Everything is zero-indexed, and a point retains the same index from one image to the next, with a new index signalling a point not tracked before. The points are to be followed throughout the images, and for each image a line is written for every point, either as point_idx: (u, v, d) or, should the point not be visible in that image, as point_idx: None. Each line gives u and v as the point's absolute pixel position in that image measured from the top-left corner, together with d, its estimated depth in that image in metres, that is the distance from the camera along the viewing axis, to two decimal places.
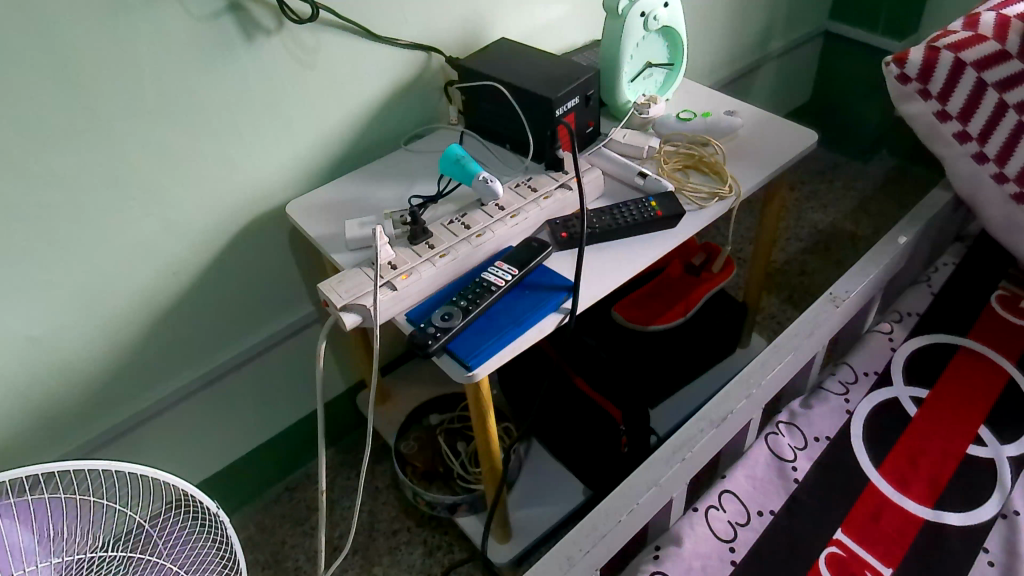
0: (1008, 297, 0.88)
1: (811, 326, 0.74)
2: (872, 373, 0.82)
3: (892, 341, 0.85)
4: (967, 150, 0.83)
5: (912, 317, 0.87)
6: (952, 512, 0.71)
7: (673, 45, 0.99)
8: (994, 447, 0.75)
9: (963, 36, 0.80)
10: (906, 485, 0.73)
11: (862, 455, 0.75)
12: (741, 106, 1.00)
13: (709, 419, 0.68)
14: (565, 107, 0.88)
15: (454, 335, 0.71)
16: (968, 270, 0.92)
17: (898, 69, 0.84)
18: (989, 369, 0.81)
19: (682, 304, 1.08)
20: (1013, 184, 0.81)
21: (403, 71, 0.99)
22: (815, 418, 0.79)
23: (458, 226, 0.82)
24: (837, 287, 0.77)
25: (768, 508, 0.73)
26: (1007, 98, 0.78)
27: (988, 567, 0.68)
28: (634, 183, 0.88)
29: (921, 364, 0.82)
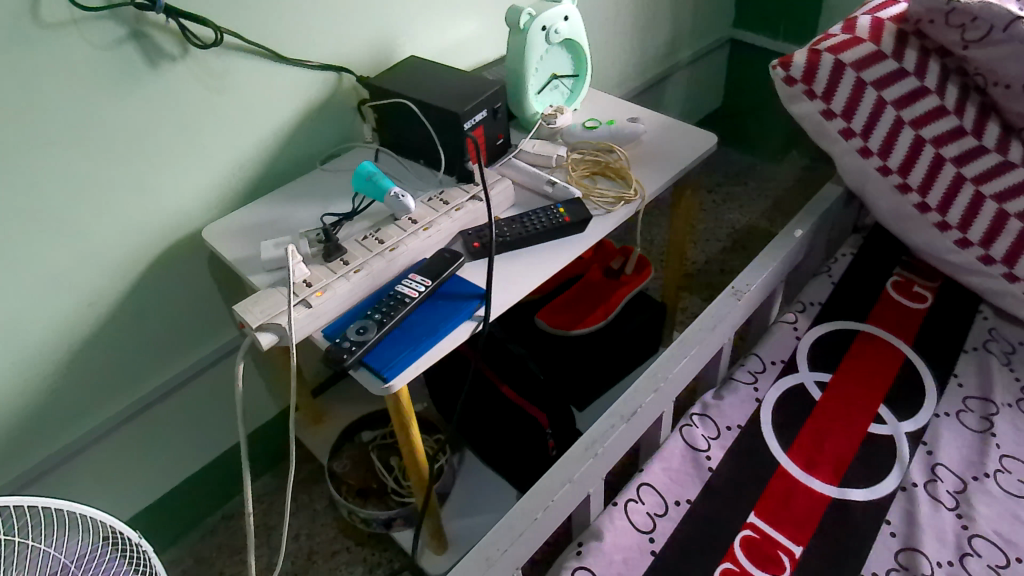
0: (902, 282, 0.93)
1: (714, 320, 0.77)
2: (778, 362, 0.86)
3: (796, 330, 0.89)
4: (852, 145, 0.87)
5: (814, 307, 0.91)
6: (856, 488, 0.74)
7: (577, 58, 1.02)
8: (893, 424, 0.79)
9: (842, 39, 0.85)
10: (813, 466, 0.76)
11: (772, 440, 0.79)
12: (644, 113, 1.03)
13: (619, 415, 0.69)
14: (473, 120, 0.89)
15: (370, 348, 0.73)
16: (865, 259, 0.96)
17: (783, 73, 0.87)
18: (886, 351, 0.85)
19: (603, 308, 1.12)
20: (896, 175, 0.85)
21: (315, 92, 1.00)
22: (727, 408, 0.82)
23: (371, 242, 0.83)
24: (738, 280, 0.80)
25: (684, 498, 0.75)
26: (884, 95, 0.83)
27: (890, 538, 0.71)
28: (543, 191, 0.90)
29: (825, 351, 0.86)
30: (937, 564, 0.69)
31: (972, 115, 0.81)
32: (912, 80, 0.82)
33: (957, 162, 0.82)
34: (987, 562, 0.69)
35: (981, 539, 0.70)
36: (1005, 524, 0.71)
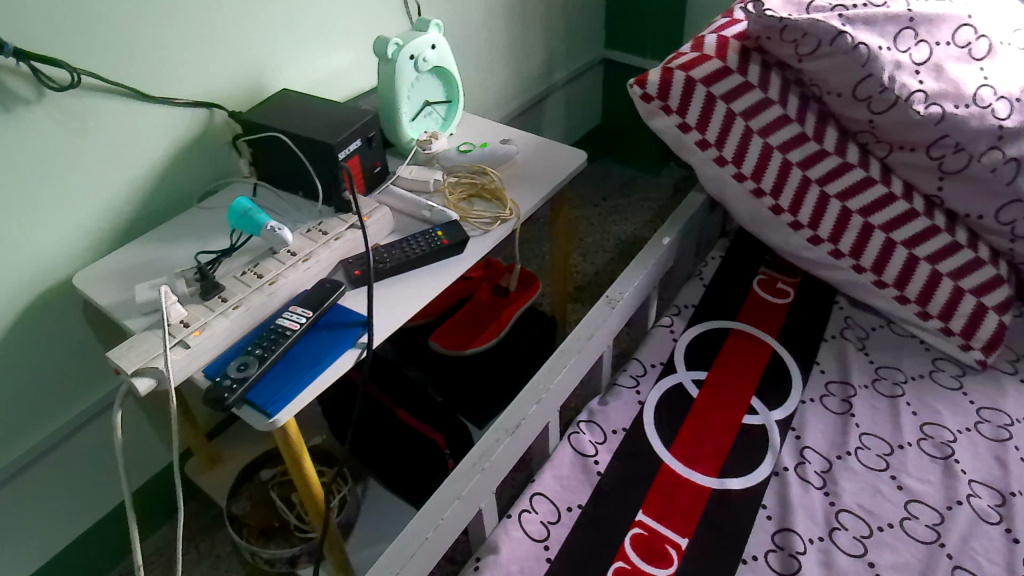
0: (767, 280, 0.99)
1: (590, 329, 0.80)
2: (658, 364, 0.90)
3: (673, 332, 0.94)
4: (708, 155, 0.92)
5: (688, 309, 0.96)
6: (733, 478, 0.78)
7: (448, 84, 1.04)
8: (764, 414, 0.84)
9: (692, 57, 0.91)
10: (694, 461, 0.80)
11: (655, 440, 0.82)
12: (516, 134, 1.06)
13: (503, 429, 0.71)
14: (348, 150, 0.90)
15: (252, 385, 0.72)
16: (732, 260, 1.02)
17: (640, 90, 0.92)
18: (755, 346, 0.91)
19: (495, 326, 1.15)
20: (750, 181, 0.91)
21: (185, 129, 0.99)
22: (612, 413, 0.86)
23: (250, 277, 0.82)
24: (612, 290, 0.84)
25: (576, 503, 0.78)
26: (733, 108, 0.89)
27: (766, 522, 0.75)
28: (422, 217, 0.93)
29: (700, 350, 0.91)
30: (809, 541, 0.73)
31: (812, 122, 0.88)
32: (756, 93, 0.89)
33: (802, 166, 0.88)
34: (853, 534, 0.73)
35: (847, 513, 0.74)
36: (867, 497, 0.75)
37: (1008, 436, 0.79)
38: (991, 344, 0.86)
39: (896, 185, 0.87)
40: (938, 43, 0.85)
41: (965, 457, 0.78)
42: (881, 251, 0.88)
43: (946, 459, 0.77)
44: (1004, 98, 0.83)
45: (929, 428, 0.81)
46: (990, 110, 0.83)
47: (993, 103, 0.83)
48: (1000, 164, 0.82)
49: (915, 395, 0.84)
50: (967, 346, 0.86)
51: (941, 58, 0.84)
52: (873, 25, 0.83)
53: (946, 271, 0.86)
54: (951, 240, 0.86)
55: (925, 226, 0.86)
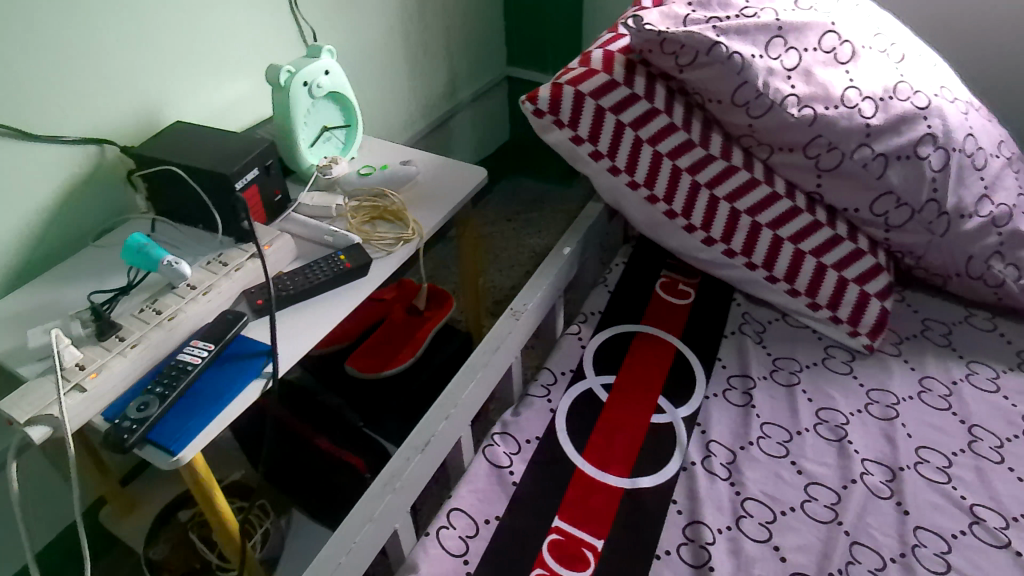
0: (669, 282, 1.02)
1: (495, 342, 0.81)
2: (567, 371, 0.92)
3: (580, 339, 0.96)
4: (602, 165, 0.95)
5: (595, 316, 0.99)
6: (644, 476, 0.80)
7: (346, 108, 1.05)
8: (670, 412, 0.86)
9: (580, 72, 0.94)
10: (606, 463, 0.81)
11: (567, 446, 0.84)
12: (415, 154, 1.08)
13: (413, 447, 0.72)
14: (245, 179, 0.90)
15: (153, 424, 0.70)
16: (635, 266, 1.05)
17: (531, 106, 0.94)
18: (659, 347, 0.94)
19: (410, 346, 1.17)
20: (643, 188, 0.94)
21: (74, 167, 0.96)
22: (525, 423, 0.87)
23: (148, 314, 0.81)
24: (515, 302, 0.86)
25: (493, 516, 0.78)
26: (622, 119, 0.92)
27: (677, 516, 0.76)
28: (324, 242, 0.93)
29: (607, 356, 0.93)
30: (718, 531, 0.74)
31: (698, 129, 0.93)
32: (643, 104, 0.92)
33: (691, 171, 0.92)
34: (759, 521, 0.75)
35: (752, 501, 0.76)
36: (770, 484, 0.78)
37: (896, 414, 0.82)
38: (876, 329, 0.90)
39: (779, 184, 0.92)
40: (806, 49, 0.89)
41: (858, 437, 0.80)
42: (769, 248, 0.92)
43: (840, 441, 0.80)
44: (869, 98, 0.88)
45: (824, 413, 0.84)
46: (856, 110, 0.87)
47: (859, 103, 0.87)
48: (870, 160, 0.87)
49: (811, 382, 0.88)
50: (855, 333, 0.91)
51: (809, 63, 0.89)
52: (745, 34, 0.87)
53: (831, 262, 0.91)
54: (832, 234, 0.92)
55: (808, 222, 0.92)
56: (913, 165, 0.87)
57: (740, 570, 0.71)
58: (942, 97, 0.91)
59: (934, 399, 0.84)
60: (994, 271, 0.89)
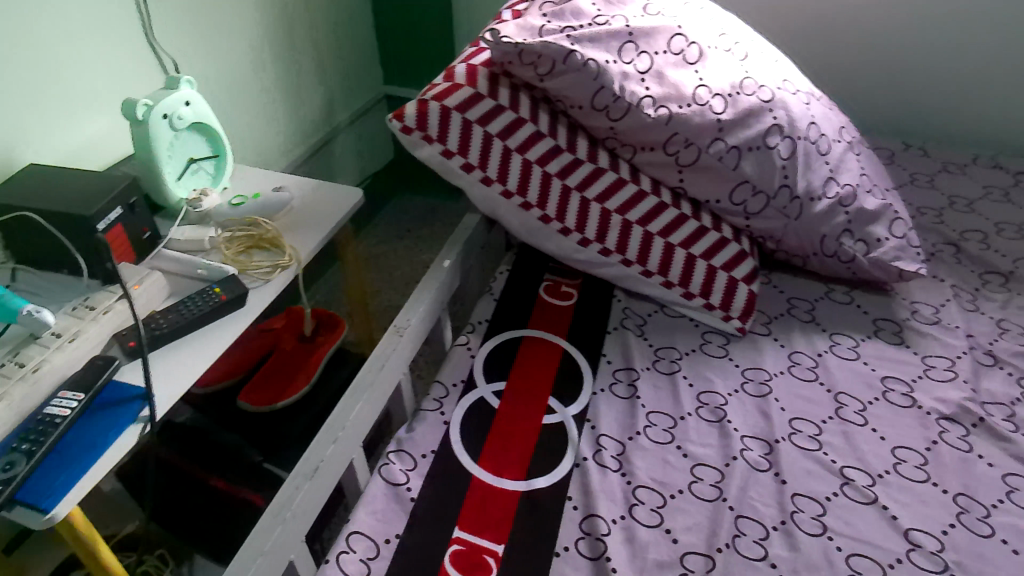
0: (552, 285, 1.05)
1: (380, 361, 0.81)
2: (459, 383, 0.93)
3: (470, 349, 0.97)
4: (474, 177, 0.96)
5: (483, 325, 1.00)
6: (539, 477, 0.81)
7: (212, 138, 1.03)
8: (561, 412, 0.88)
9: (445, 87, 0.95)
10: (502, 469, 0.82)
11: (463, 456, 0.83)
12: (287, 180, 1.08)
13: (302, 474, 0.71)
14: (107, 220, 0.86)
15: (20, 484, 0.66)
16: (518, 273, 1.07)
17: (399, 124, 0.94)
18: (546, 349, 0.96)
19: (303, 375, 1.17)
20: (517, 196, 0.96)
21: None
22: (419, 438, 0.86)
23: (10, 367, 0.75)
24: (398, 320, 0.86)
25: (393, 534, 0.76)
26: (489, 130, 0.94)
27: (574, 512, 0.77)
28: (197, 276, 0.91)
29: (497, 363, 0.94)
30: (612, 522, 0.75)
31: (564, 135, 0.96)
32: (509, 114, 0.94)
33: (560, 176, 0.95)
34: (650, 507, 0.76)
35: (643, 488, 0.78)
36: (658, 470, 0.79)
37: (768, 390, 0.86)
38: (745, 311, 0.95)
39: (644, 182, 0.97)
40: (656, 52, 0.94)
41: (736, 416, 0.83)
42: (641, 244, 0.96)
43: (720, 421, 0.83)
44: (719, 95, 0.93)
45: (704, 396, 0.87)
46: (707, 107, 0.92)
47: (709, 101, 0.92)
48: (724, 152, 0.92)
49: (690, 368, 0.91)
50: (727, 317, 0.95)
51: (661, 65, 0.93)
52: (598, 42, 0.91)
53: (699, 252, 0.96)
54: (698, 226, 0.97)
55: (674, 215, 0.96)
56: (764, 155, 0.93)
57: (635, 557, 0.72)
58: (784, 90, 0.97)
59: (802, 372, 0.88)
60: (845, 247, 0.96)
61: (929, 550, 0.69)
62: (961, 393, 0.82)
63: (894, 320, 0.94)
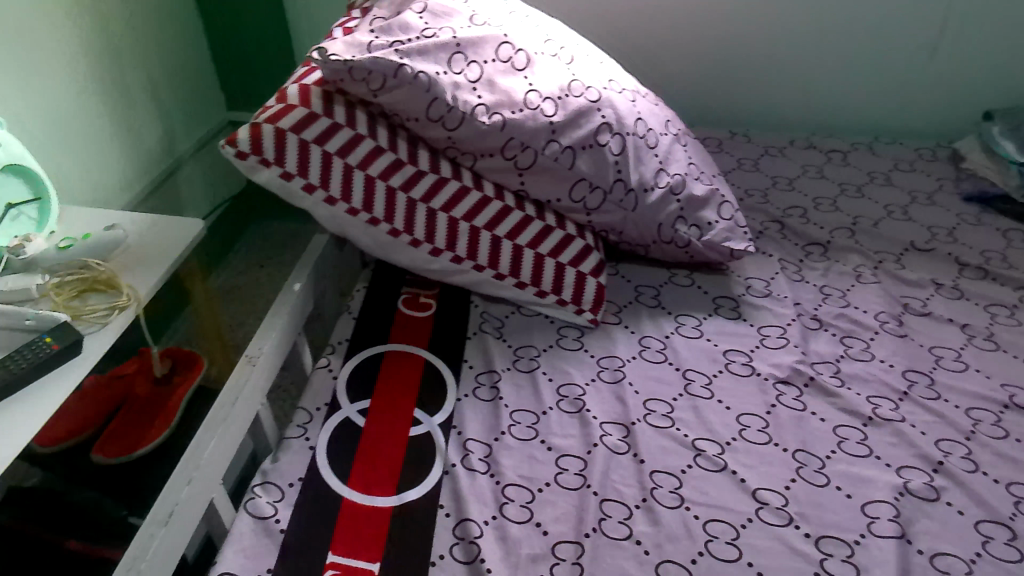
0: (411, 297, 1.06)
1: (234, 394, 0.79)
2: (322, 406, 0.89)
3: (331, 371, 0.94)
4: (317, 197, 0.94)
5: (343, 344, 0.98)
6: (410, 490, 0.79)
7: (31, 179, 0.96)
8: (427, 422, 0.87)
9: (278, 108, 0.93)
10: (371, 487, 0.79)
11: (331, 479, 0.80)
12: (121, 217, 1.04)
13: (156, 521, 0.68)
14: None
15: None
16: (376, 289, 1.07)
17: (233, 149, 0.91)
18: (409, 362, 0.95)
19: (161, 415, 1.12)
20: (363, 213, 0.95)
21: None
22: (285, 467, 0.81)
23: None
24: (250, 349, 0.84)
25: (264, 570, 0.72)
26: (328, 148, 0.93)
27: (446, 519, 0.76)
28: (25, 328, 0.83)
29: (360, 382, 0.92)
30: (485, 523, 0.75)
31: (405, 148, 0.97)
32: (346, 131, 0.94)
33: (405, 189, 0.96)
34: (520, 504, 0.76)
35: (512, 486, 0.78)
36: (524, 466, 0.80)
37: (622, 375, 0.90)
38: (596, 303, 0.99)
39: (488, 188, 0.99)
40: (485, 61, 0.96)
41: (594, 404, 0.86)
42: (490, 248, 0.98)
43: (580, 411, 0.86)
44: (549, 98, 0.97)
45: (564, 389, 0.89)
46: (539, 111, 0.95)
47: (540, 104, 0.96)
48: (560, 153, 0.96)
49: (549, 364, 0.93)
50: (580, 310, 0.99)
51: (490, 73, 0.96)
52: (427, 54, 0.92)
53: (546, 251, 0.99)
54: (543, 225, 1.00)
55: (520, 217, 0.99)
56: (596, 153, 0.97)
57: (509, 554, 0.72)
58: (610, 89, 1.03)
59: (652, 355, 0.93)
60: (680, 233, 1.02)
61: (775, 506, 0.72)
62: (792, 357, 0.89)
63: (731, 297, 1.01)
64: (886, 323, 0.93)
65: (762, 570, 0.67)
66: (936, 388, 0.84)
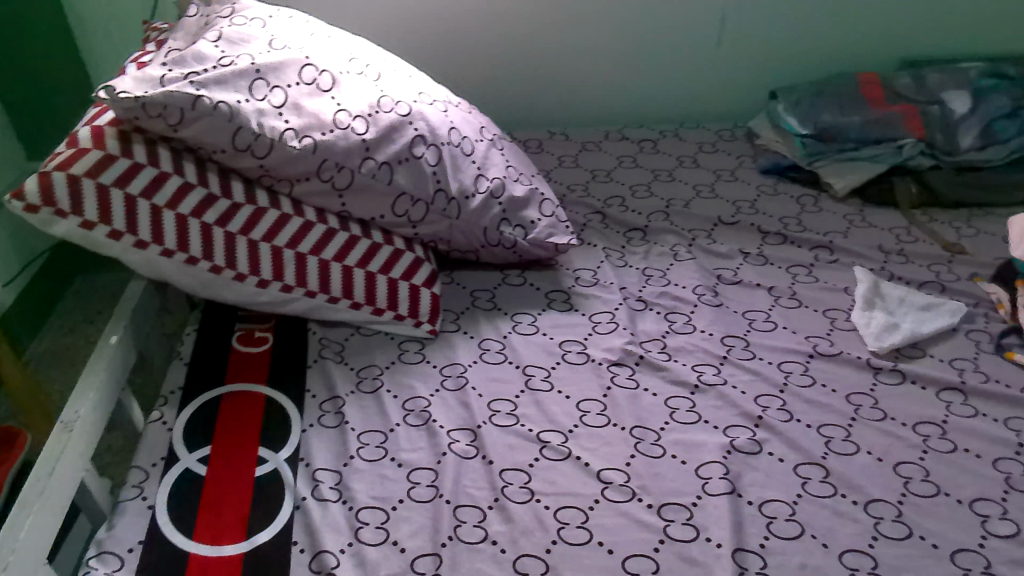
0: (245, 333, 1.02)
1: (50, 462, 0.73)
2: (158, 461, 0.83)
3: (166, 423, 0.88)
4: (126, 243, 0.88)
5: (176, 394, 0.92)
6: (260, 532, 0.76)
7: None
8: (272, 459, 0.84)
9: (68, 154, 0.87)
10: (219, 536, 0.75)
11: (173, 536, 0.75)
12: None
13: None
14: None
15: None
16: (206, 331, 1.02)
17: (21, 203, 0.84)
18: (249, 401, 0.91)
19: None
20: (179, 253, 0.91)
21: None
22: (121, 532, 0.75)
23: None
24: (65, 413, 0.78)
25: None
26: (130, 191, 0.88)
27: (301, 555, 0.73)
28: None
29: (198, 429, 0.87)
30: (341, 552, 0.73)
31: (216, 182, 0.93)
32: (149, 171, 0.89)
33: (221, 224, 0.92)
34: (375, 526, 0.75)
35: (365, 509, 0.77)
36: (376, 487, 0.79)
37: (465, 381, 0.91)
38: (432, 314, 1.00)
39: (309, 213, 0.97)
40: (289, 85, 0.95)
41: (440, 414, 0.87)
42: (319, 273, 0.96)
43: (426, 423, 0.86)
44: (359, 117, 0.97)
45: (409, 403, 0.89)
46: (350, 129, 0.95)
47: (350, 123, 0.96)
48: (376, 170, 0.96)
49: (392, 381, 0.93)
50: (418, 323, 0.99)
51: (295, 97, 0.94)
52: (226, 83, 0.89)
53: (377, 268, 0.99)
54: (370, 243, 0.99)
55: (346, 238, 0.98)
56: (412, 166, 0.99)
57: None
58: (421, 102, 1.04)
59: (492, 356, 0.94)
60: (506, 234, 1.04)
61: (618, 483, 0.76)
62: (622, 338, 0.93)
63: (562, 290, 1.04)
64: (703, 295, 1.00)
65: (612, 547, 0.70)
66: (751, 348, 0.91)
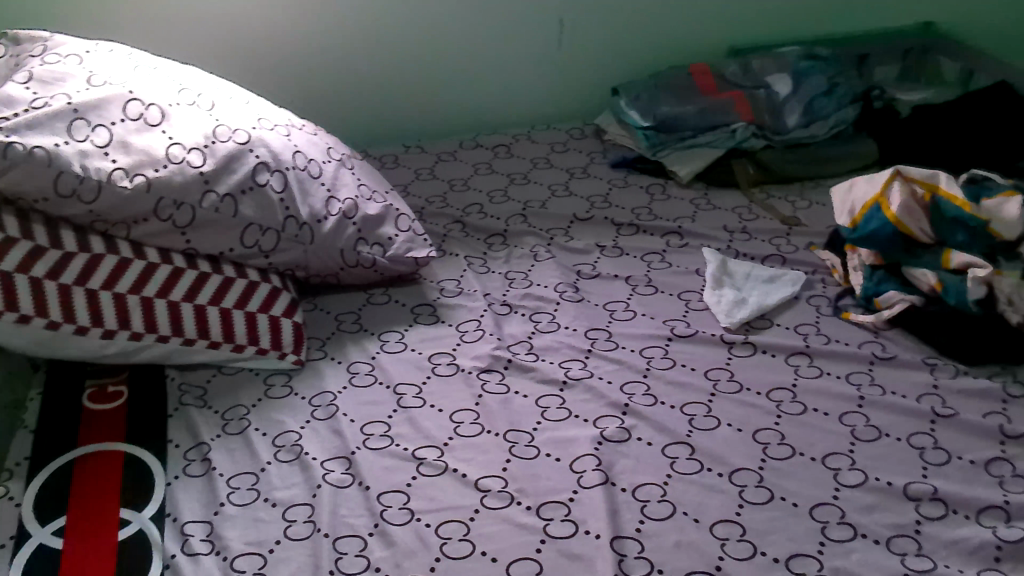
0: (98, 389, 0.93)
1: None
2: (6, 541, 0.75)
3: (12, 498, 0.79)
4: None
5: (22, 464, 0.84)
6: None
7: None
8: (136, 520, 0.77)
9: None
10: None
11: None
12: None
13: None
14: None
15: None
16: (53, 391, 0.93)
17: None
18: (106, 461, 0.84)
19: None
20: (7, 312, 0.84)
21: None
22: None
23: None
24: None
25: None
26: None
27: None
28: None
29: (49, 499, 0.79)
30: None
31: (42, 232, 0.86)
32: None
33: (52, 277, 0.86)
34: (252, 572, 0.71)
35: (240, 557, 0.73)
36: (250, 532, 0.75)
37: (336, 408, 0.89)
38: (296, 344, 0.97)
39: (152, 254, 0.92)
40: (113, 122, 0.90)
41: (312, 446, 0.84)
42: (170, 316, 0.91)
43: (298, 457, 0.83)
44: (194, 149, 0.93)
45: (279, 439, 0.86)
46: (185, 163, 0.92)
47: (185, 156, 0.92)
48: (219, 203, 0.93)
49: (260, 418, 0.89)
50: (283, 354, 0.96)
51: (121, 134, 0.90)
52: (40, 126, 0.84)
53: (231, 304, 0.94)
54: (222, 279, 0.95)
55: (195, 276, 0.93)
56: (257, 195, 0.96)
57: None
58: (261, 128, 1.01)
59: (361, 379, 0.93)
60: (364, 254, 1.03)
61: (496, 490, 0.76)
62: (490, 344, 0.94)
63: (427, 303, 1.04)
64: (565, 292, 1.02)
65: (495, 555, 0.70)
66: (614, 338, 0.93)
